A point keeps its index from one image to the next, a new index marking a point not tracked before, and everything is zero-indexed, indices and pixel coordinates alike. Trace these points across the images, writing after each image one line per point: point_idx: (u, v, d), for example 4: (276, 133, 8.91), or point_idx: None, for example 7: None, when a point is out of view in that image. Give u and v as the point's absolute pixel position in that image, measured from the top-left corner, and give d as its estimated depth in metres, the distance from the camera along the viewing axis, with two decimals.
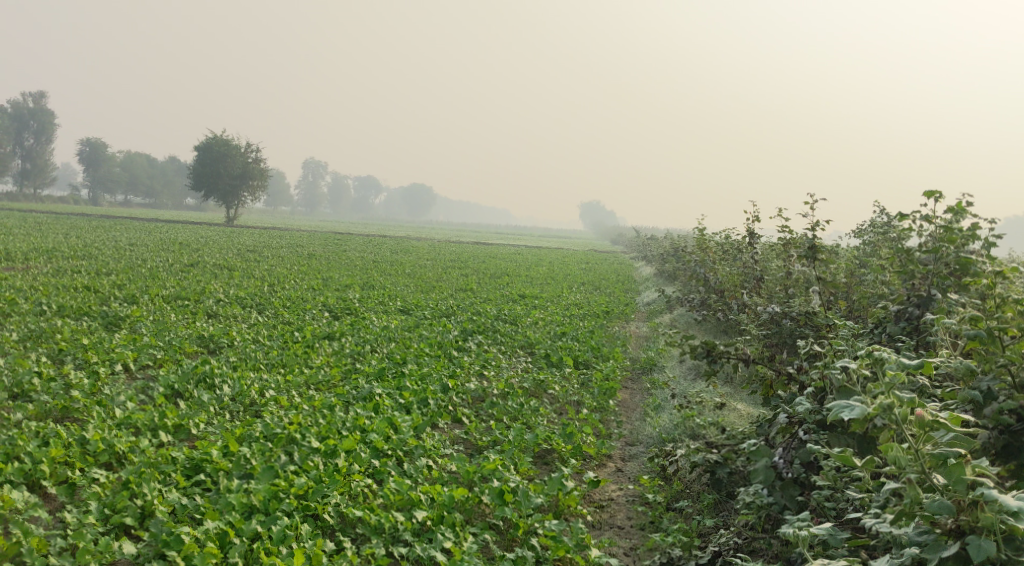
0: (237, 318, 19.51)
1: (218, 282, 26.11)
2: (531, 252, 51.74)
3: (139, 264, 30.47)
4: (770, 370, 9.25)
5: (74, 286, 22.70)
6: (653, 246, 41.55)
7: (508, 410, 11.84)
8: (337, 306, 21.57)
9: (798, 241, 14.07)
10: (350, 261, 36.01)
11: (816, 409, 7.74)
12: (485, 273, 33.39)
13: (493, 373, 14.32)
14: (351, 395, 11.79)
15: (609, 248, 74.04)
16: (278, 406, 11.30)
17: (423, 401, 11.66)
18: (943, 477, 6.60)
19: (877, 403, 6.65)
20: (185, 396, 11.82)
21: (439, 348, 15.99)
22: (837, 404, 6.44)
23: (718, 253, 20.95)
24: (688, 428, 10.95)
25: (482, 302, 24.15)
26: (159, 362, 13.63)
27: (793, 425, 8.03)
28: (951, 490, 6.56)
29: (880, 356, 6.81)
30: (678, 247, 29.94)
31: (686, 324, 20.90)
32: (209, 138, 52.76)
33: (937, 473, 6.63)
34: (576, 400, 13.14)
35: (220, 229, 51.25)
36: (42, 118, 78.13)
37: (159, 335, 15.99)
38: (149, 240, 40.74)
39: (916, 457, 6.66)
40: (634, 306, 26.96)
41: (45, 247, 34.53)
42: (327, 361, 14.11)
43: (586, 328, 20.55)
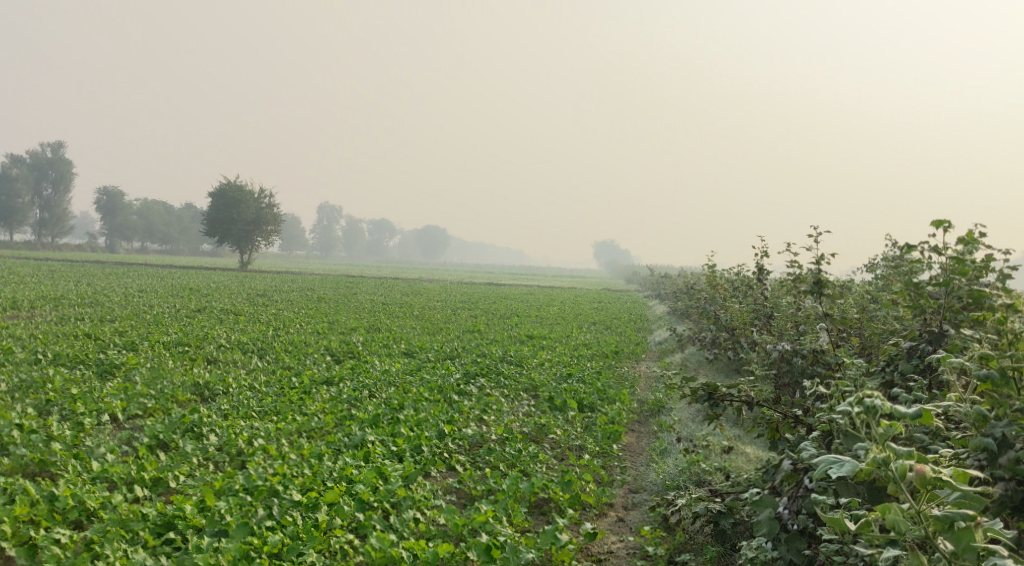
0: (237, 364, 19.12)
1: (223, 327, 25.78)
2: (543, 292, 51.37)
3: (145, 310, 30.20)
4: (775, 412, 8.66)
5: (75, 334, 22.41)
6: (667, 283, 41.02)
7: (506, 456, 11.36)
8: (340, 350, 21.16)
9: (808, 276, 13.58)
10: (360, 304, 35.66)
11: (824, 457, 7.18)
12: (494, 314, 32.97)
13: (494, 417, 13.83)
14: (343, 442, 11.34)
15: (623, 287, 73.54)
16: (265, 456, 10.86)
17: (417, 449, 11.21)
18: (951, 543, 6.22)
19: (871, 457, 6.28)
20: (170, 447, 11.41)
21: (439, 392, 15.54)
22: (824, 462, 6.34)
23: (729, 290, 20.47)
24: (693, 474, 10.44)
25: (488, 344, 23.69)
26: (149, 411, 13.25)
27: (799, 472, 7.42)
28: (959, 558, 6.19)
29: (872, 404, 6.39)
30: (690, 285, 29.44)
31: (697, 363, 20.38)
32: (222, 184, 52.90)
33: (944, 538, 6.24)
34: (579, 445, 12.63)
35: (231, 275, 51.16)
36: (61, 168, 78.73)
37: (153, 383, 15.63)
38: (159, 287, 40.63)
39: (919, 519, 6.27)
40: (646, 346, 26.42)
41: (53, 294, 34.40)
42: (322, 407, 13.67)
43: (594, 369, 20.06)
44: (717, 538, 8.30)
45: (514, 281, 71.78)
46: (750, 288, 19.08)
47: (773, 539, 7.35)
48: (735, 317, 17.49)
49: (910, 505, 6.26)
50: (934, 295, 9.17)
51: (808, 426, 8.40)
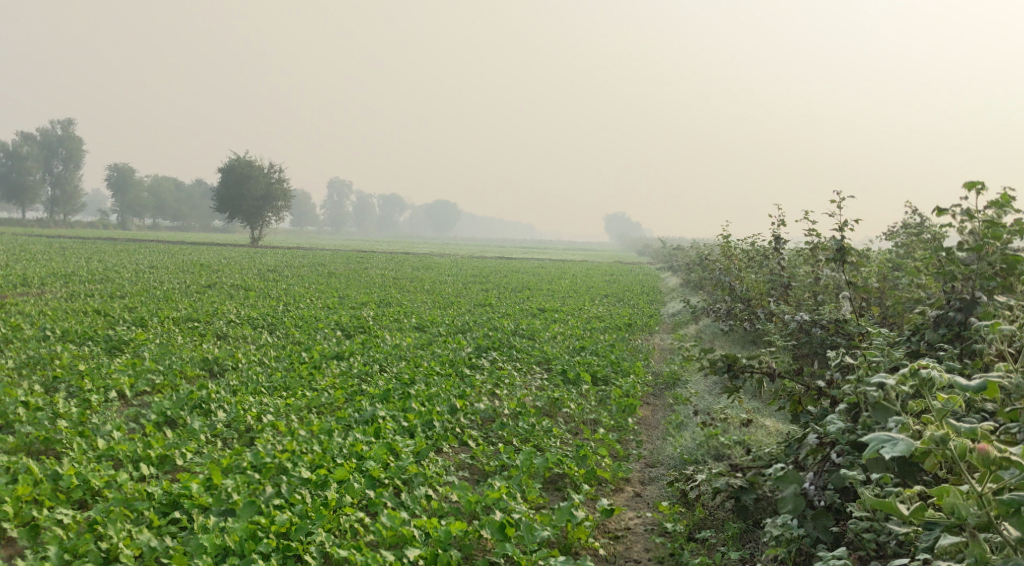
0: (247, 339, 18.94)
1: (232, 303, 25.60)
2: (553, 265, 51.09)
3: (155, 286, 30.07)
4: (797, 383, 8.42)
5: (84, 310, 22.26)
6: (679, 256, 40.66)
7: (519, 431, 11.14)
8: (350, 325, 20.97)
9: (828, 245, 13.28)
10: (370, 279, 35.47)
11: (849, 429, 7.02)
12: (506, 287, 32.74)
13: (507, 391, 13.62)
14: (353, 418, 11.13)
15: (634, 261, 73.22)
16: (275, 432, 10.65)
17: (428, 424, 11.00)
18: (1016, 528, 5.96)
19: (930, 437, 5.97)
20: (178, 424, 11.22)
21: (450, 366, 15.32)
22: (876, 440, 5.88)
23: (744, 260, 20.17)
24: (712, 448, 10.21)
25: (500, 317, 23.45)
26: (157, 388, 13.06)
27: (826, 447, 7.29)
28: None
29: (930, 376, 6.09)
30: (704, 256, 29.10)
31: (711, 335, 20.11)
32: (232, 159, 52.66)
33: (1008, 524, 5.97)
34: (593, 419, 12.41)
35: (242, 250, 51.01)
36: (72, 145, 78.56)
37: (161, 359, 15.45)
38: (170, 263, 40.52)
39: (982, 503, 5.96)
40: (659, 318, 26.18)
41: (64, 271, 34.31)
42: (332, 382, 13.46)
43: (607, 342, 19.81)
44: (738, 515, 8.03)
45: (525, 255, 71.49)
46: (765, 258, 18.77)
47: (799, 515, 7.19)
48: (751, 288, 17.18)
49: (973, 488, 5.97)
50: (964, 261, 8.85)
51: (832, 398, 8.16)
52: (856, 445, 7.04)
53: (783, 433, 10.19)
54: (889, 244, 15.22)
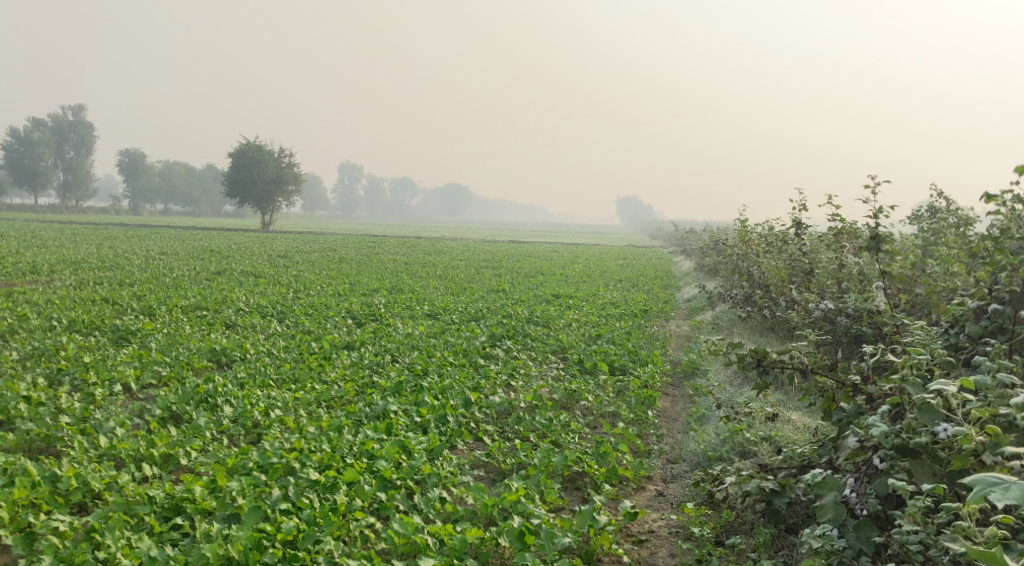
0: (256, 329, 18.58)
1: (242, 290, 25.23)
2: (566, 249, 50.59)
3: (165, 274, 29.72)
4: (830, 379, 8.08)
5: (91, 299, 21.91)
6: (693, 239, 40.02)
7: (536, 426, 10.74)
8: (360, 313, 20.59)
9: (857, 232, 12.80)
10: (382, 264, 35.04)
11: (893, 433, 6.81)
12: (519, 273, 32.30)
13: (522, 383, 13.24)
14: (364, 413, 10.77)
15: (647, 243, 72.50)
16: (283, 428, 10.30)
17: (442, 419, 10.61)
18: None
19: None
20: (183, 420, 10.87)
21: (464, 356, 14.93)
22: (986, 481, 5.76)
23: (762, 245, 19.67)
24: (737, 444, 9.85)
25: (513, 304, 23.04)
26: (164, 380, 12.72)
27: (866, 450, 7.02)
28: None
29: None
30: (720, 240, 28.55)
31: (729, 322, 19.64)
32: (242, 144, 52.27)
33: None
34: (612, 412, 12.03)
35: (253, 236, 50.67)
36: (83, 130, 78.29)
37: (168, 350, 15.10)
38: (180, 249, 40.22)
39: None
40: (674, 304, 25.69)
41: (74, 258, 34.01)
42: (342, 374, 13.11)
43: (623, 329, 19.38)
44: (770, 520, 7.71)
45: (537, 239, 70.89)
46: (785, 244, 18.31)
47: (839, 525, 6.94)
48: (772, 274, 16.73)
49: None
50: (1011, 251, 8.38)
51: (866, 395, 7.83)
52: (901, 450, 6.74)
53: (810, 429, 9.81)
54: (916, 230, 14.75)
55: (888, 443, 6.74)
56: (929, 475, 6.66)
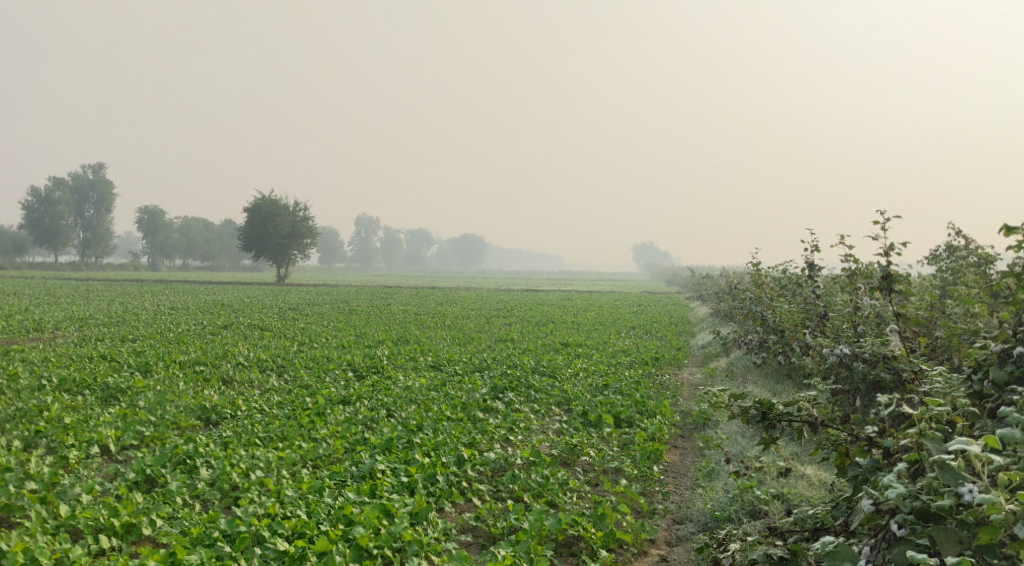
0: (253, 384, 17.99)
1: (245, 345, 24.66)
2: (580, 297, 50.04)
3: (171, 329, 29.22)
4: (843, 432, 7.40)
5: (89, 357, 21.40)
6: (708, 285, 39.34)
7: (531, 485, 10.07)
8: (363, 366, 20.01)
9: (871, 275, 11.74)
10: (392, 315, 34.48)
11: (912, 496, 6.17)
12: (530, 321, 31.72)
13: (522, 437, 12.58)
14: (349, 472, 10.15)
15: (664, 289, 71.88)
16: (262, 491, 9.67)
17: (431, 478, 9.96)
18: None
19: None
20: (158, 483, 10.22)
21: (463, 410, 14.27)
22: None
23: (776, 289, 19.03)
24: (747, 503, 9.17)
25: (520, 354, 22.40)
26: (146, 440, 12.11)
27: (882, 514, 6.34)
28: None
29: None
30: (735, 285, 27.87)
31: (744, 369, 18.93)
32: (257, 198, 52.28)
33: None
34: (615, 468, 11.34)
35: (266, 289, 50.41)
36: (102, 188, 78.70)
37: (156, 407, 14.51)
38: (191, 303, 39.92)
39: None
40: (688, 351, 24.97)
41: (82, 315, 33.64)
42: (333, 430, 12.48)
43: (632, 378, 18.68)
44: None
45: (551, 286, 70.47)
46: (799, 287, 17.67)
47: None
48: (785, 318, 16.04)
49: None
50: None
51: (883, 447, 7.16)
52: (922, 514, 6.13)
53: (825, 485, 9.13)
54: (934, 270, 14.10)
55: (907, 507, 6.10)
56: (955, 544, 6.00)
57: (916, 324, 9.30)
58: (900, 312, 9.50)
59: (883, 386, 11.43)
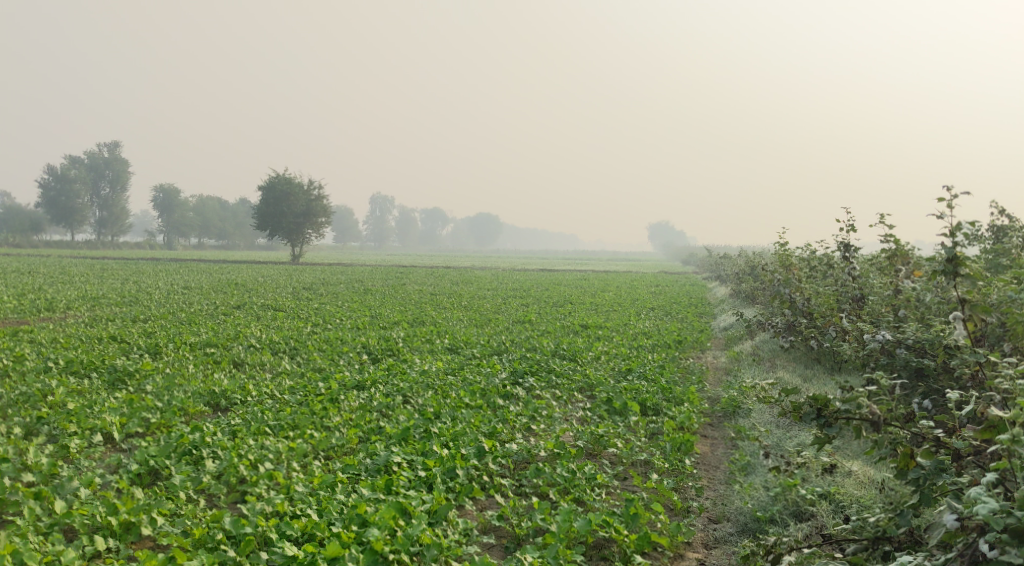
0: (265, 368, 17.43)
1: (258, 326, 24.06)
2: (597, 278, 49.24)
3: (183, 309, 28.63)
4: (906, 431, 6.93)
5: (98, 337, 20.85)
6: (728, 264, 38.59)
7: (557, 480, 9.48)
8: (377, 348, 19.44)
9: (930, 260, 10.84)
10: (408, 295, 33.84)
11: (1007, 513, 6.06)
12: (548, 301, 31.08)
13: (544, 426, 11.99)
14: (363, 465, 9.58)
15: (680, 271, 71.25)
16: (271, 485, 9.10)
17: (450, 472, 9.39)
18: None
19: None
20: (162, 476, 9.61)
21: (482, 396, 13.66)
22: None
23: (804, 270, 18.32)
24: (791, 503, 8.68)
25: (539, 336, 21.76)
26: (152, 428, 11.54)
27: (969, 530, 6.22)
28: None
29: None
30: (757, 265, 27.07)
31: (770, 353, 18.25)
32: (273, 177, 51.73)
33: None
34: (644, 460, 10.71)
35: (280, 268, 49.87)
36: (119, 167, 78.15)
37: (166, 391, 13.98)
38: (207, 282, 39.41)
39: None
40: (710, 333, 24.29)
41: (94, 294, 33.10)
42: (346, 418, 11.92)
43: (656, 362, 18.01)
44: None
45: (570, 267, 69.66)
46: (830, 267, 16.97)
47: None
48: (818, 301, 15.35)
49: None
50: None
51: (952, 448, 6.83)
52: (1016, 534, 6.02)
53: (876, 483, 8.62)
54: (978, 250, 13.40)
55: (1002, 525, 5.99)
56: None
57: (982, 313, 8.64)
58: (964, 300, 8.83)
59: (928, 374, 10.84)
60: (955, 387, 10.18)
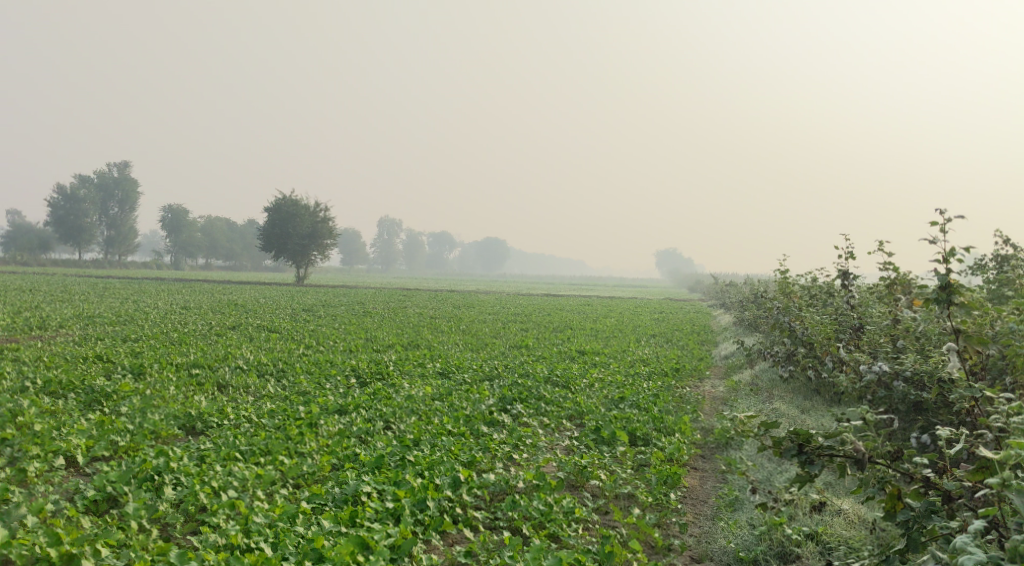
0: (249, 390, 16.99)
1: (249, 347, 23.61)
2: (600, 303, 48.80)
3: (176, 329, 28.22)
4: (893, 470, 6.55)
5: (83, 357, 20.40)
6: (732, 293, 38.10)
7: (532, 514, 9.01)
8: (367, 371, 19.01)
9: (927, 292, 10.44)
10: (406, 318, 33.39)
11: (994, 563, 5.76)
12: (547, 327, 30.61)
13: (527, 456, 11.52)
14: (330, 495, 9.12)
15: (684, 298, 70.87)
16: (232, 515, 8.65)
17: (420, 503, 8.93)
18: None
19: None
20: (120, 503, 9.15)
21: (466, 423, 13.19)
22: None
23: (804, 299, 17.87)
24: (776, 543, 8.25)
25: (533, 362, 21.30)
26: (119, 451, 11.10)
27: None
28: None
29: None
30: (760, 293, 26.61)
31: (768, 383, 17.78)
32: (278, 198, 51.52)
33: None
34: (627, 494, 10.24)
35: (281, 290, 49.50)
36: (127, 186, 78.12)
37: (141, 412, 13.54)
38: (206, 302, 39.05)
39: None
40: (710, 361, 23.80)
41: (89, 313, 32.69)
42: (321, 445, 11.47)
43: (650, 390, 17.52)
44: None
45: (574, 292, 69.31)
46: (830, 296, 16.52)
47: None
48: (816, 330, 14.87)
49: None
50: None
51: (942, 489, 6.44)
52: None
53: (865, 524, 8.18)
54: (982, 280, 12.96)
55: None
56: None
57: (977, 344, 8.23)
58: (959, 330, 8.42)
59: (927, 409, 10.40)
60: (954, 422, 9.74)
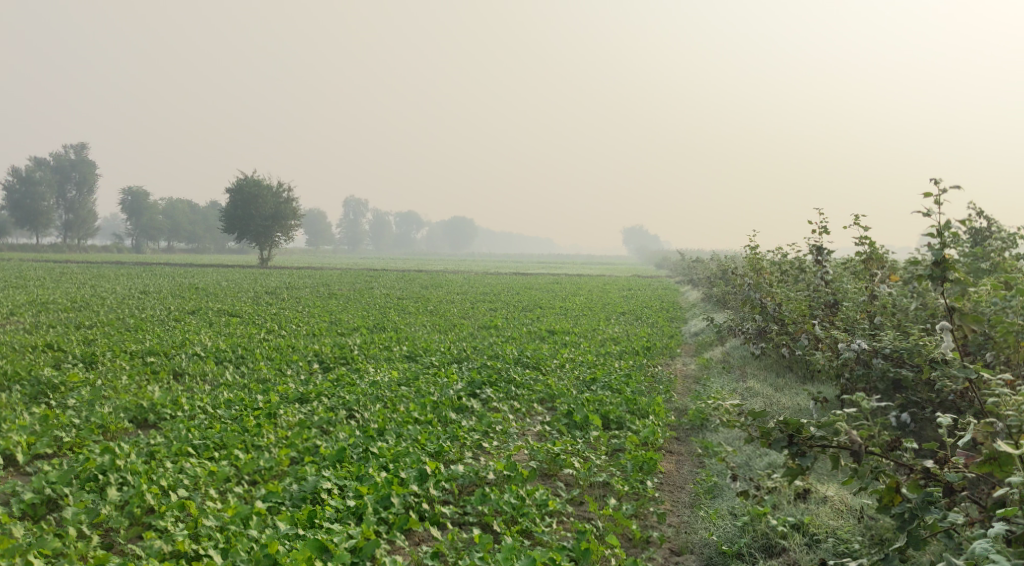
0: (206, 379, 16.31)
1: (209, 332, 22.83)
2: (570, 281, 48.19)
3: (133, 315, 27.28)
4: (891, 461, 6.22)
5: (31, 346, 19.52)
6: (701, 269, 37.70)
7: (502, 509, 8.50)
8: (330, 357, 18.37)
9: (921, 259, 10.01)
10: (372, 300, 32.67)
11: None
12: (516, 307, 30.03)
13: (497, 445, 11.01)
14: (288, 493, 8.58)
15: (652, 277, 70.58)
16: (181, 518, 8.15)
17: (384, 500, 8.40)
18: None
19: None
20: (60, 506, 8.51)
21: (432, 410, 12.64)
22: None
23: (776, 274, 17.47)
24: (760, 535, 7.86)
25: (503, 343, 20.77)
26: (63, 448, 10.46)
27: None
28: None
29: None
30: (730, 269, 26.20)
31: (740, 361, 17.40)
32: (240, 179, 50.39)
33: None
34: (602, 482, 9.77)
35: (244, 272, 48.48)
36: (84, 168, 76.29)
37: (90, 405, 12.86)
38: (165, 287, 38.00)
39: None
40: (681, 339, 23.40)
41: (43, 299, 31.60)
42: (279, 437, 10.88)
43: (622, 370, 17.08)
44: None
45: (542, 270, 68.87)
46: (803, 271, 16.11)
47: None
48: (791, 306, 14.47)
49: None
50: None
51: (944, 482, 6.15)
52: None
53: (853, 513, 7.82)
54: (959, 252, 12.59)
55: None
56: None
57: (972, 324, 7.83)
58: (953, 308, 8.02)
59: (907, 387, 10.08)
60: (937, 401, 9.43)
